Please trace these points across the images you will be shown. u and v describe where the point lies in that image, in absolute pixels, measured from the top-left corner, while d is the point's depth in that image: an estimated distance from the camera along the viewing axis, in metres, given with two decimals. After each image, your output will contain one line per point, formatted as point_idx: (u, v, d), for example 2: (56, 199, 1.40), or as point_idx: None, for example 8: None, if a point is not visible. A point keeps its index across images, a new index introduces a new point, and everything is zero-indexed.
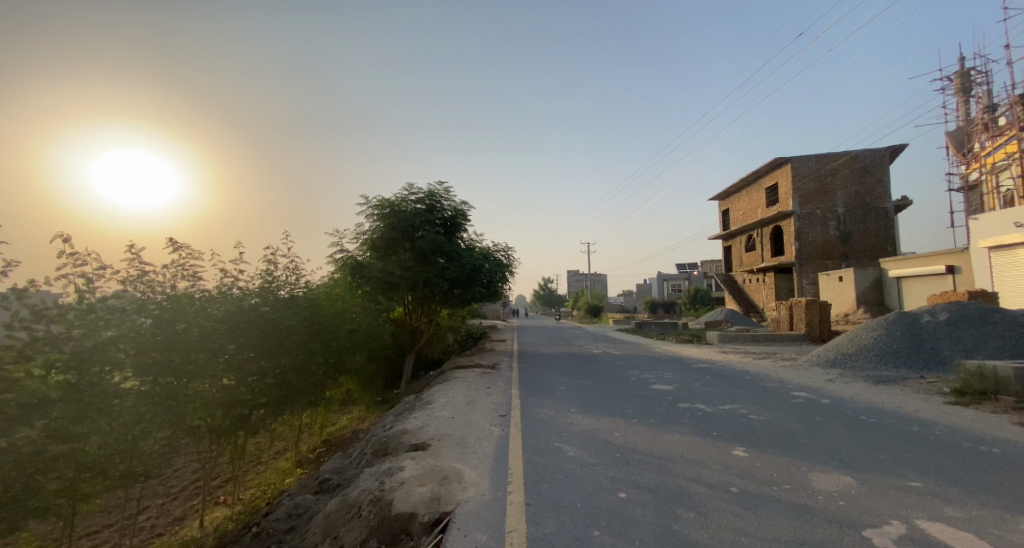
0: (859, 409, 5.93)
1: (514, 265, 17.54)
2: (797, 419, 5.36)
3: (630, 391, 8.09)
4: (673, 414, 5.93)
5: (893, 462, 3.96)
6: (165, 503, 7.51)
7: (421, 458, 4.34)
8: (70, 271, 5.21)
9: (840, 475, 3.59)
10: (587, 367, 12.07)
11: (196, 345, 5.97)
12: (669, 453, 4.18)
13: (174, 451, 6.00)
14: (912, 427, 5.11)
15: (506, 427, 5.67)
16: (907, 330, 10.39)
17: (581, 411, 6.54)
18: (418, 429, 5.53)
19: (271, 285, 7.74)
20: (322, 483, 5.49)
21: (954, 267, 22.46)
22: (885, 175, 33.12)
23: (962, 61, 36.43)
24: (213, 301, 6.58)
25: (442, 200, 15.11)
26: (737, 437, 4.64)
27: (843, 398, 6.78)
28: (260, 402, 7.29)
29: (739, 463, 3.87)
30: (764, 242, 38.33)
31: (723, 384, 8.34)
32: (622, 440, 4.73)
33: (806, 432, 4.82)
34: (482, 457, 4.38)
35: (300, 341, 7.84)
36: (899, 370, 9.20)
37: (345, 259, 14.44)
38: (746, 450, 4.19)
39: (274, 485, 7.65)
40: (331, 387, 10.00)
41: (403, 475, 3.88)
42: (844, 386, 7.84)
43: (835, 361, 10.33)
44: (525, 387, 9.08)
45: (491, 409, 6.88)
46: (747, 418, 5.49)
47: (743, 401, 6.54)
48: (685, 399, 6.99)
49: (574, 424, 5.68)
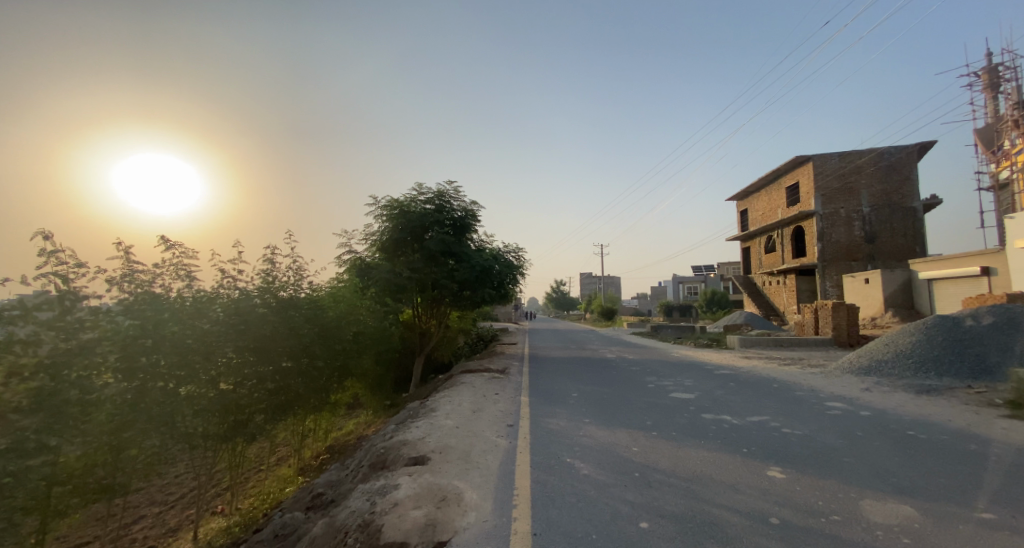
0: (905, 424, 5.39)
1: (524, 267, 17.12)
2: (836, 434, 4.85)
3: (647, 399, 7.62)
4: (695, 426, 5.44)
5: (957, 488, 3.44)
6: (161, 512, 7.26)
7: (418, 475, 3.95)
8: (55, 266, 4.91)
9: (898, 504, 3.09)
10: (601, 373, 11.60)
11: (191, 349, 5.69)
12: (696, 474, 3.71)
13: (164, 461, 5.72)
14: (969, 445, 4.57)
15: (513, 439, 5.27)
16: (949, 335, 9.69)
17: (595, 422, 6.09)
18: (419, 441, 5.14)
19: (272, 286, 7.41)
20: (314, 499, 5.12)
21: (990, 268, 21.33)
22: (914, 173, 31.86)
23: (990, 57, 35.35)
24: (210, 301, 6.28)
25: (451, 200, 14.76)
26: (771, 455, 4.15)
27: (884, 411, 6.20)
28: (258, 407, 6.97)
29: (775, 487, 3.40)
30: (785, 243, 37.26)
31: (748, 392, 7.79)
32: (641, 456, 4.29)
33: (850, 450, 4.30)
34: (486, 474, 3.99)
35: (300, 344, 7.52)
36: (942, 379, 8.53)
37: (354, 260, 14.14)
38: (783, 471, 3.71)
39: (272, 495, 7.32)
40: (336, 392, 9.67)
41: (397, 495, 3.50)
42: (882, 396, 7.25)
43: (869, 368, 9.69)
44: (537, 394, 8.66)
45: (498, 419, 6.48)
46: (780, 432, 4.98)
47: (772, 413, 6.03)
48: (708, 409, 6.50)
49: (587, 437, 5.26)
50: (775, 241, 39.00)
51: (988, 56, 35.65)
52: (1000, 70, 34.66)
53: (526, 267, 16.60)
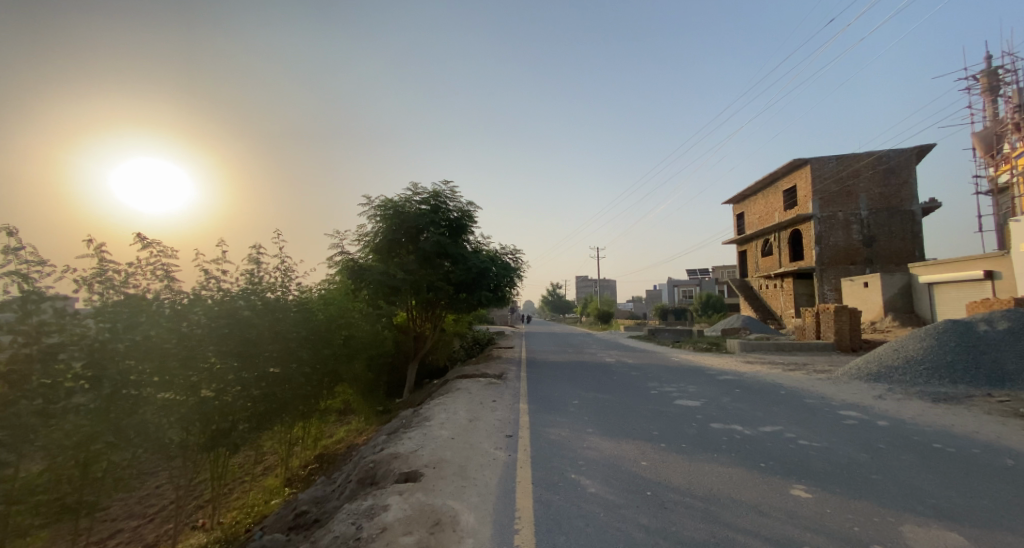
0: (928, 436, 5.15)
1: (521, 270, 16.81)
2: (858, 447, 4.56)
3: (652, 407, 7.34)
4: (706, 437, 5.15)
5: (1001, 512, 3.16)
6: (139, 527, 6.88)
7: (410, 493, 3.62)
8: (17, 265, 4.46)
9: (942, 532, 2.81)
10: (602, 378, 11.33)
11: (170, 355, 5.30)
12: (714, 493, 3.41)
13: (138, 475, 5.34)
14: (1004, 460, 4.31)
15: (512, 452, 4.96)
16: (961, 341, 9.47)
17: (599, 432, 5.78)
18: (411, 453, 4.79)
19: (259, 286, 7.07)
20: (297, 518, 4.77)
21: (993, 272, 21.02)
22: (912, 177, 31.91)
23: (989, 62, 35.67)
24: (189, 303, 5.88)
25: (448, 201, 14.47)
26: (793, 471, 3.85)
27: (904, 420, 5.95)
28: (240, 416, 6.60)
29: (803, 510, 3.11)
30: (782, 246, 37.20)
31: (758, 400, 7.52)
32: (651, 472, 3.99)
33: (876, 466, 4.02)
34: (484, 493, 3.65)
35: (287, 349, 7.17)
36: (956, 386, 8.31)
37: (346, 261, 13.75)
38: (808, 489, 3.43)
39: (257, 509, 6.96)
40: (326, 398, 9.29)
41: (386, 518, 3.16)
42: (897, 405, 7.00)
43: (878, 374, 9.48)
44: (536, 401, 8.35)
45: (495, 428, 6.15)
46: (796, 444, 4.69)
47: (785, 422, 5.76)
48: (717, 418, 6.22)
49: (591, 449, 4.95)
50: (772, 244, 38.94)
51: (987, 60, 35.86)
52: (998, 74, 34.85)
53: (524, 269, 16.31)
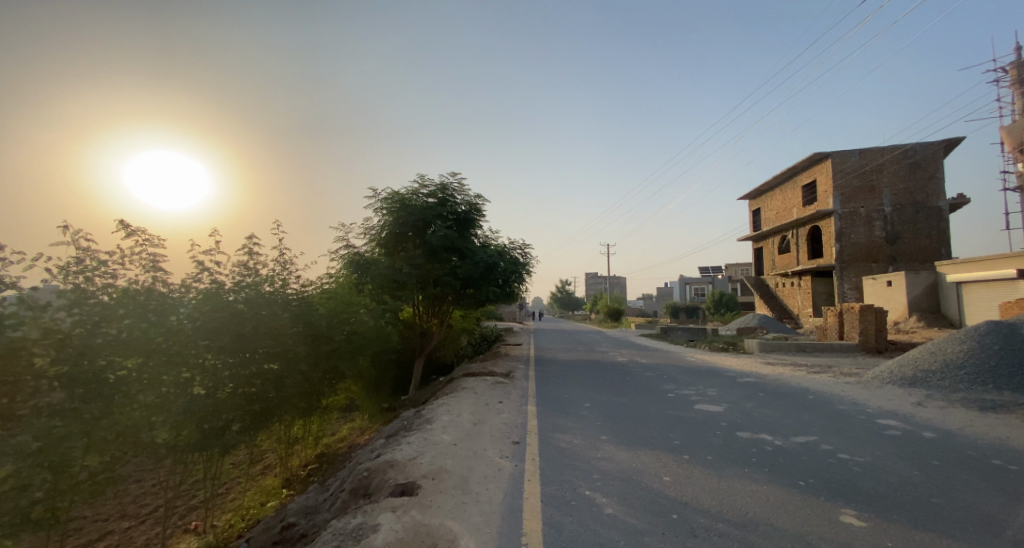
0: (983, 450, 4.65)
1: (530, 265, 16.36)
2: (908, 464, 4.07)
3: (670, 411, 6.90)
4: (733, 449, 4.68)
5: None
6: (130, 528, 6.67)
7: (404, 510, 3.23)
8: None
9: None
10: (616, 378, 10.89)
11: (154, 352, 5.00)
12: (751, 518, 2.97)
13: (121, 478, 5.07)
14: None
15: (519, 461, 4.57)
16: (1006, 343, 8.84)
17: (614, 440, 5.33)
18: (409, 461, 4.41)
19: (256, 279, 6.70)
20: (283, 531, 4.45)
21: None
22: (939, 171, 30.76)
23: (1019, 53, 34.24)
24: (179, 296, 5.56)
25: (455, 194, 14.08)
26: (839, 492, 3.38)
27: (951, 431, 5.44)
28: (235, 414, 6.30)
29: (858, 542, 2.66)
30: (801, 243, 36.27)
31: (784, 405, 7.05)
32: (675, 489, 3.56)
33: (934, 487, 3.55)
34: (486, 512, 3.26)
35: (284, 345, 6.82)
36: (1002, 393, 7.73)
37: (351, 255, 13.42)
38: (860, 516, 2.98)
39: (253, 511, 6.70)
40: (328, 396, 8.99)
41: (375, 542, 2.78)
42: (940, 413, 6.46)
43: (914, 379, 8.92)
44: (546, 402, 7.97)
45: (501, 433, 5.78)
46: (837, 458, 4.21)
47: (819, 431, 5.30)
48: (743, 425, 5.77)
49: (606, 460, 4.53)
50: (790, 241, 37.95)
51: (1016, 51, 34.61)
52: None
53: (533, 265, 15.88)
